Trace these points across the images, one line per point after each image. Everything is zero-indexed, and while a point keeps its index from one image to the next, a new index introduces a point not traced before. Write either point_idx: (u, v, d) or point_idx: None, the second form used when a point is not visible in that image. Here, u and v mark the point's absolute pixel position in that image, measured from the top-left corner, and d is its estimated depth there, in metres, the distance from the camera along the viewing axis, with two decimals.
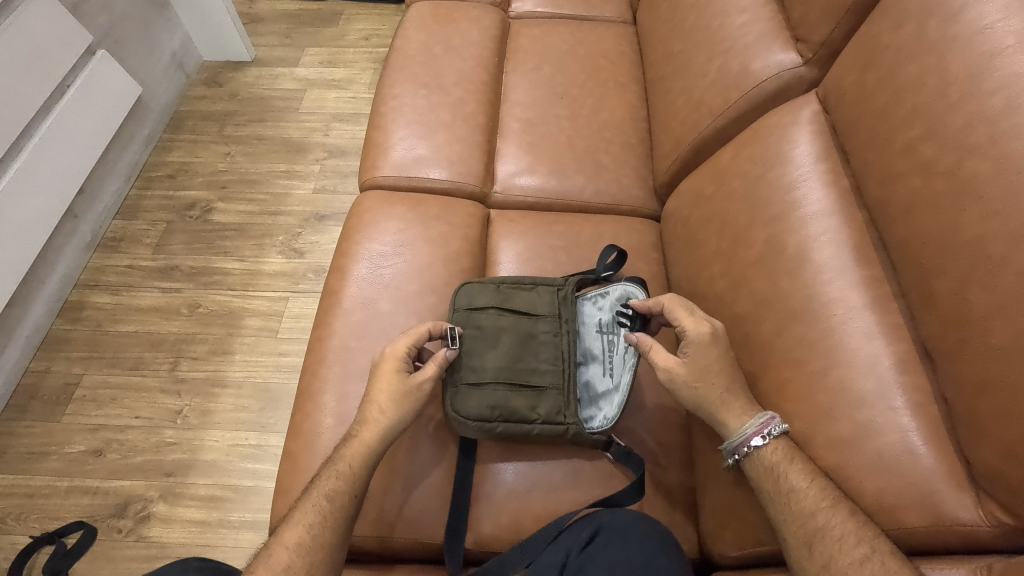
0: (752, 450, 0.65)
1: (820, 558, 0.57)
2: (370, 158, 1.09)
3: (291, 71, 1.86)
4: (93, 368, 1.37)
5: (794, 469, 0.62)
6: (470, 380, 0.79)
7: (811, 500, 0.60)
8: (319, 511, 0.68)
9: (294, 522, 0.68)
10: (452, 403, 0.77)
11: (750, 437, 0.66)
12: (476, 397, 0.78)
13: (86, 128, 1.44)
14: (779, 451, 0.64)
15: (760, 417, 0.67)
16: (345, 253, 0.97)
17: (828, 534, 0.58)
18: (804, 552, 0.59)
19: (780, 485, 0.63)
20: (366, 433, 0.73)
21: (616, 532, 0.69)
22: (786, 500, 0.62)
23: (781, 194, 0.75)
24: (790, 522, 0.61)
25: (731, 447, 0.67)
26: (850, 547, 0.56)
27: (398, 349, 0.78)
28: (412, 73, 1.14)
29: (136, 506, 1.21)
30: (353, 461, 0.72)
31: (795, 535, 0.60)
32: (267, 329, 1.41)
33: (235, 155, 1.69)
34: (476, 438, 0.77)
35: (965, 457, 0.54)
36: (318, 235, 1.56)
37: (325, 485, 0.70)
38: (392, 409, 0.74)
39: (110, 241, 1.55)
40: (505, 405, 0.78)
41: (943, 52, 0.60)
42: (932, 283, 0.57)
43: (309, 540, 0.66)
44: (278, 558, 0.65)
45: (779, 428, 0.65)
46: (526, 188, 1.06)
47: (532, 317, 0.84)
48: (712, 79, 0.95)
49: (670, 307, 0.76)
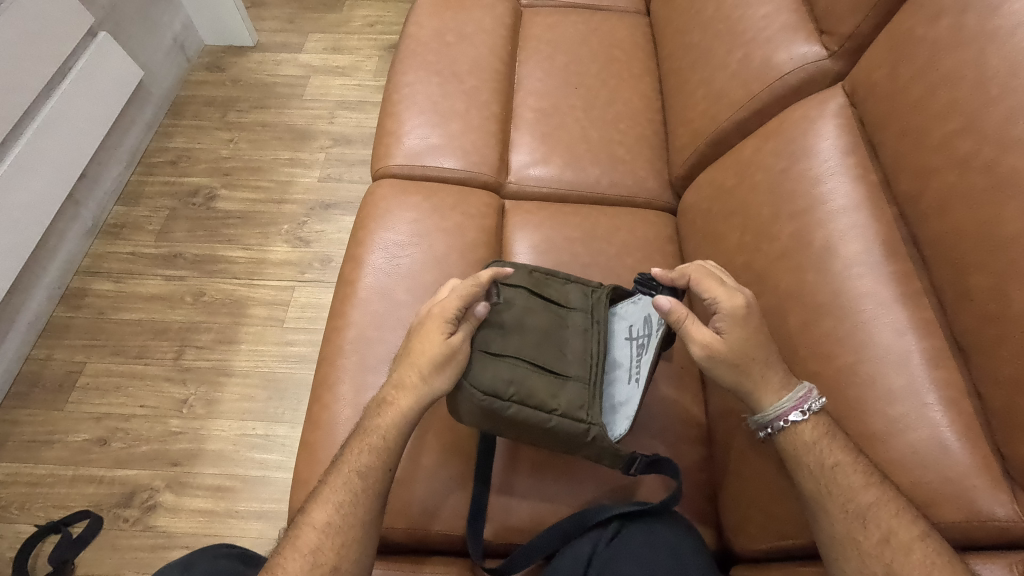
0: (789, 424, 0.65)
1: (878, 531, 0.58)
2: (382, 146, 1.07)
3: (295, 57, 1.83)
4: (97, 355, 1.35)
5: (836, 444, 0.63)
6: (489, 352, 0.76)
7: (859, 476, 0.60)
8: (350, 490, 0.67)
9: (322, 501, 0.67)
10: (469, 372, 0.74)
11: (789, 411, 0.65)
12: (493, 369, 0.74)
13: (88, 111, 1.41)
14: (821, 426, 0.64)
15: (797, 391, 0.66)
16: (359, 243, 0.96)
17: (881, 508, 0.58)
18: (859, 526, 0.59)
19: (822, 460, 0.63)
20: (387, 413, 0.72)
21: (641, 524, 0.70)
22: (830, 475, 0.62)
23: (807, 189, 0.75)
24: (835, 497, 0.61)
25: (765, 420, 0.67)
26: (908, 524, 0.57)
27: (448, 308, 0.76)
28: (425, 60, 1.12)
29: (142, 495, 1.20)
30: (386, 435, 0.71)
31: (841, 509, 0.60)
32: (273, 319, 1.40)
33: (239, 142, 1.67)
34: (485, 414, 0.73)
35: (1000, 452, 0.55)
36: (324, 224, 1.54)
37: (355, 461, 0.69)
38: (420, 386, 0.72)
39: (112, 227, 1.53)
40: (522, 385, 0.74)
41: (982, 47, 0.60)
42: (968, 280, 0.58)
43: (339, 520, 0.65)
44: (306, 539, 0.65)
45: (819, 404, 0.65)
46: (541, 179, 1.05)
47: (563, 309, 0.83)
48: (732, 71, 0.94)
49: (699, 279, 0.73)
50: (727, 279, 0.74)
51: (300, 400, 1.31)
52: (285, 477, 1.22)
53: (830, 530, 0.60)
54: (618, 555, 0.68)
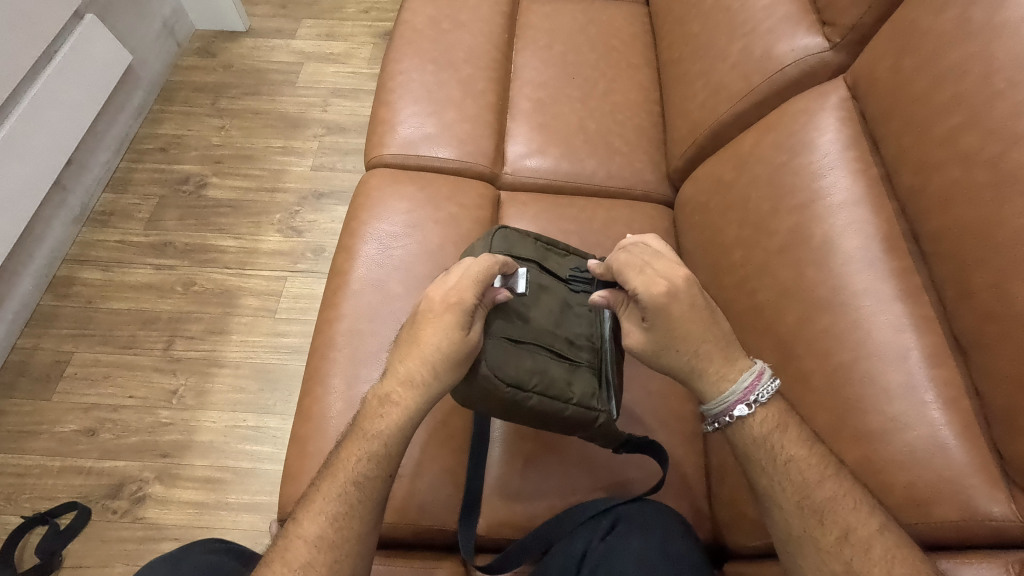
0: (735, 419, 0.64)
1: (836, 528, 0.57)
2: (376, 135, 1.05)
3: (287, 43, 1.80)
4: (85, 345, 1.33)
5: (788, 437, 0.61)
6: (511, 336, 0.73)
7: (814, 471, 0.59)
8: (345, 501, 0.62)
9: (312, 511, 0.62)
10: (489, 358, 0.69)
11: (734, 405, 0.63)
12: (516, 357, 0.72)
13: (75, 96, 1.38)
14: (770, 419, 0.63)
15: (744, 380, 0.64)
16: (352, 233, 0.94)
17: (838, 503, 0.57)
18: (816, 523, 0.58)
19: (775, 456, 0.61)
20: (390, 414, 0.66)
21: (636, 522, 0.69)
22: (784, 471, 0.60)
23: (806, 182, 0.74)
24: (788, 493, 0.59)
25: (712, 413, 0.65)
26: (866, 518, 0.56)
27: (469, 296, 0.67)
28: (420, 47, 1.10)
29: (131, 486, 1.19)
30: (388, 440, 0.66)
31: (796, 505, 0.59)
32: (265, 309, 1.38)
33: (230, 129, 1.64)
34: (505, 404, 0.70)
35: (998, 451, 0.55)
36: (316, 214, 1.52)
37: (351, 468, 0.64)
38: (430, 384, 0.66)
39: (100, 215, 1.50)
40: (544, 376, 0.72)
41: (988, 40, 0.60)
42: (969, 277, 0.57)
43: (333, 534, 0.61)
44: (296, 552, 0.60)
45: (766, 395, 0.63)
46: (536, 170, 1.03)
47: (570, 284, 0.83)
48: (733, 62, 0.93)
49: (619, 266, 0.67)
50: (656, 259, 0.67)
51: (292, 391, 1.29)
52: (277, 469, 1.21)
53: (786, 527, 0.59)
54: (613, 551, 0.68)
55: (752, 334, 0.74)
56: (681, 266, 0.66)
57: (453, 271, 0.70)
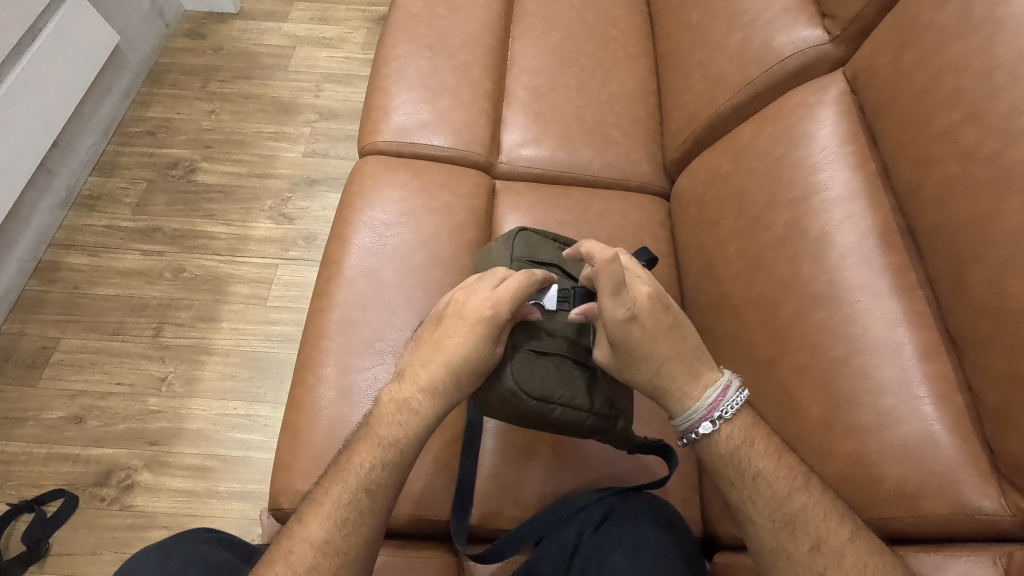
0: (701, 435, 0.63)
1: (808, 539, 0.57)
2: (370, 121, 1.04)
3: (279, 26, 1.77)
4: (72, 331, 1.31)
5: (755, 451, 0.62)
6: (536, 348, 0.72)
7: (783, 484, 0.59)
8: (355, 509, 0.62)
9: (318, 515, 0.61)
10: (515, 371, 0.69)
11: (699, 422, 0.63)
12: (541, 370, 0.71)
13: (59, 77, 1.34)
14: (736, 435, 0.63)
15: (710, 396, 0.64)
16: (344, 221, 0.93)
17: (809, 513, 0.58)
18: (787, 535, 0.58)
19: (743, 471, 0.61)
20: (409, 421, 0.66)
21: (629, 516, 0.69)
22: (752, 486, 0.60)
23: (804, 176, 0.74)
24: (760, 507, 0.59)
25: (680, 429, 0.65)
26: (836, 528, 0.57)
27: (501, 308, 0.67)
28: (415, 32, 1.08)
29: (119, 474, 1.18)
30: (403, 447, 0.65)
31: (768, 518, 0.59)
32: (255, 297, 1.37)
33: (220, 113, 1.61)
34: (528, 416, 0.70)
35: (989, 447, 0.55)
36: (309, 201, 1.50)
37: (362, 475, 0.63)
38: (451, 394, 0.66)
39: (87, 198, 1.47)
40: (567, 387, 0.72)
41: (989, 35, 0.59)
42: (965, 273, 0.58)
43: (339, 541, 0.60)
44: (300, 555, 0.59)
45: (731, 410, 0.63)
46: (531, 160, 1.02)
47: None
48: (731, 53, 0.92)
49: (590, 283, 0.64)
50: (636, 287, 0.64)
51: (283, 380, 1.28)
52: (267, 458, 1.21)
53: (760, 540, 0.59)
54: (604, 546, 0.68)
55: (745, 327, 0.74)
56: (644, 284, 0.65)
57: (488, 281, 0.70)
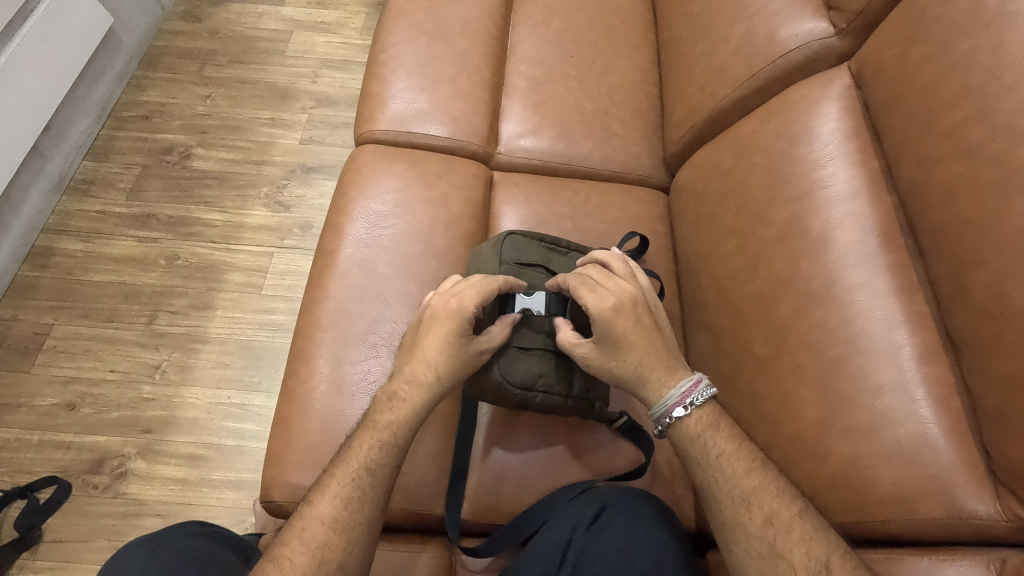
0: (674, 420, 0.65)
1: (761, 513, 0.58)
2: (367, 109, 1.02)
3: (277, 10, 1.73)
4: (65, 318, 1.30)
5: (719, 435, 0.63)
6: (520, 344, 0.75)
7: (741, 463, 0.61)
8: (359, 486, 0.62)
9: (327, 494, 0.62)
10: (500, 363, 0.72)
11: (673, 407, 0.65)
12: (523, 363, 0.73)
13: (52, 59, 1.32)
14: (703, 419, 0.64)
15: (683, 385, 0.66)
16: (340, 210, 0.92)
17: (760, 494, 0.59)
18: (744, 509, 0.59)
19: (707, 451, 0.63)
20: (398, 410, 0.67)
21: (623, 509, 0.69)
22: (714, 465, 0.62)
23: (805, 172, 0.72)
24: (721, 485, 0.61)
25: (655, 417, 0.66)
26: (787, 504, 0.58)
27: (467, 304, 0.70)
28: (414, 18, 1.06)
29: (112, 462, 1.17)
30: (397, 429, 0.66)
31: (728, 494, 0.60)
32: (250, 285, 1.36)
33: (217, 98, 1.59)
34: (511, 403, 0.73)
35: (987, 451, 0.55)
36: (304, 188, 1.48)
37: (364, 454, 0.64)
38: (433, 385, 0.68)
39: (80, 183, 1.45)
40: (550, 376, 0.73)
41: (999, 31, 0.58)
42: (967, 275, 0.57)
43: (346, 517, 0.61)
44: (313, 531, 0.60)
45: (702, 397, 0.65)
46: (530, 151, 1.00)
47: None
48: (734, 45, 0.90)
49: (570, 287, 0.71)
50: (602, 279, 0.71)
51: (278, 369, 1.28)
52: (260, 447, 1.20)
53: (720, 514, 0.60)
54: (598, 539, 0.67)
55: (741, 326, 0.73)
56: (630, 286, 0.71)
57: (461, 283, 0.73)
